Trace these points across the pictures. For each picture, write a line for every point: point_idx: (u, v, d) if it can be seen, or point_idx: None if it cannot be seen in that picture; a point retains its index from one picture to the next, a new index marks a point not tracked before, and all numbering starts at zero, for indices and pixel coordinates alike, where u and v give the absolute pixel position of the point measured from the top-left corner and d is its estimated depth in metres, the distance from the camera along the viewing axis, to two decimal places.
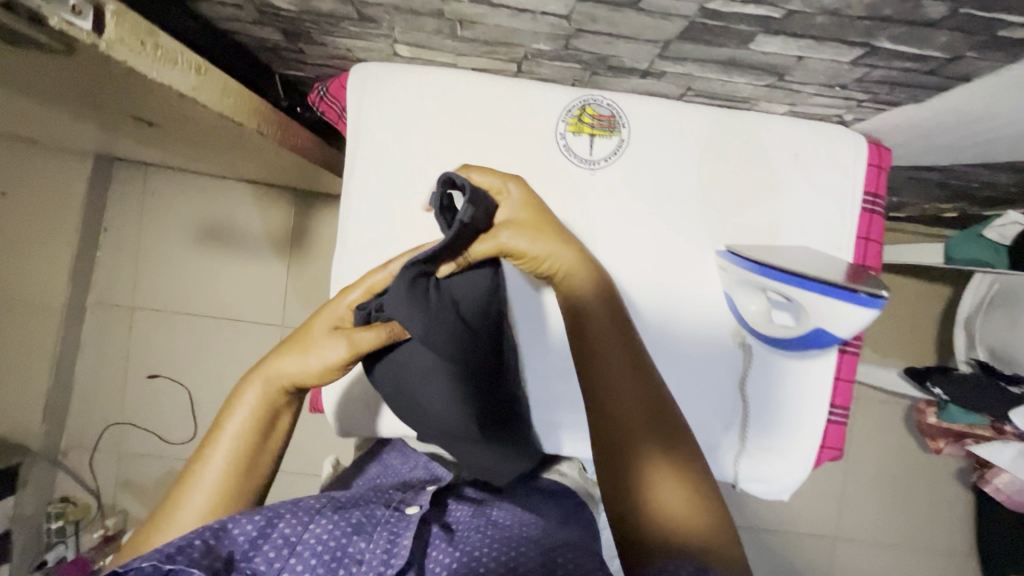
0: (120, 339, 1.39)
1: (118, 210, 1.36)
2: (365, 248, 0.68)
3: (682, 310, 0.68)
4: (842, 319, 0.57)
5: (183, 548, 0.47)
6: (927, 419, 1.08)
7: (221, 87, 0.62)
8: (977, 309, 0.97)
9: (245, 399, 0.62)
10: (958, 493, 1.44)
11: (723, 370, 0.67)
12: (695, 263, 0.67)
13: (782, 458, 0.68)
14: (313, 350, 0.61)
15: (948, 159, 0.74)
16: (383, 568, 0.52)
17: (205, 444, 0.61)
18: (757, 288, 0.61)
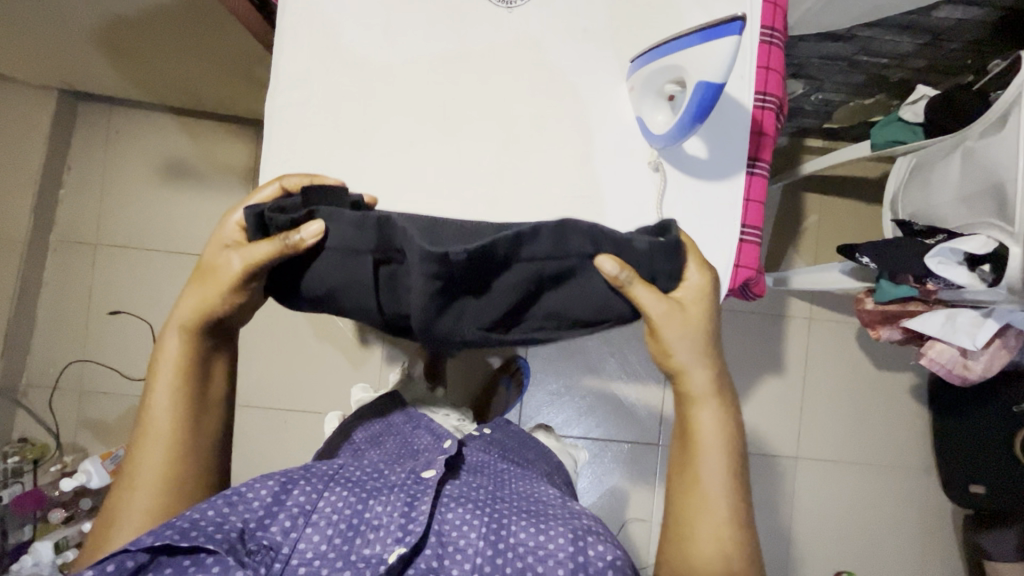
0: (83, 275, 1.40)
1: (83, 148, 1.39)
2: (302, 90, 0.72)
3: (601, 138, 0.72)
4: (703, 61, 0.59)
5: (197, 520, 0.55)
6: (865, 305, 1.11)
7: None
8: (900, 187, 1.02)
9: (168, 349, 0.68)
10: (914, 406, 1.48)
11: (640, 193, 0.71)
12: (611, 93, 0.72)
13: None
14: (214, 277, 0.65)
15: (842, 11, 0.81)
16: (400, 535, 0.58)
17: (147, 410, 0.67)
18: (656, 92, 0.66)
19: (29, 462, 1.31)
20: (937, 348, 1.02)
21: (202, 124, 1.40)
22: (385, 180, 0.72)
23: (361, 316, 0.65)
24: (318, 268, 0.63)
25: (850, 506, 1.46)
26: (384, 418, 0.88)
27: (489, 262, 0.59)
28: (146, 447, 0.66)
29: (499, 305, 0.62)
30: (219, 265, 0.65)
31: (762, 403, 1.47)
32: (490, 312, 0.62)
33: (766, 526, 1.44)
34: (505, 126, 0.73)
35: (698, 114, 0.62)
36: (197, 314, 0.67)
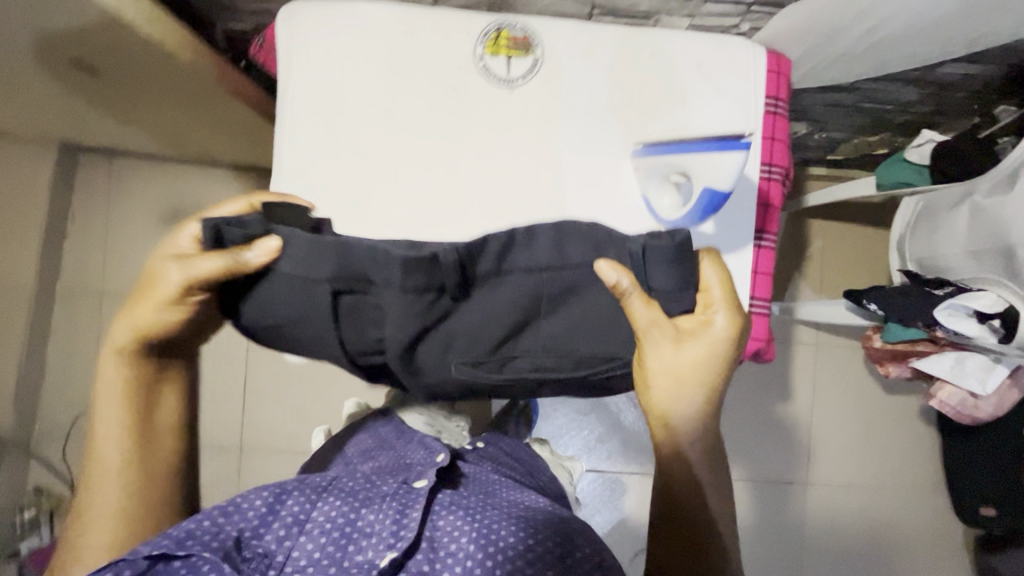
0: (91, 325, 1.40)
1: (85, 198, 1.39)
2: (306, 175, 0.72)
3: (607, 214, 0.71)
4: (714, 170, 0.60)
5: (193, 532, 0.55)
6: (874, 343, 1.11)
7: (148, 10, 0.72)
8: (905, 231, 1.01)
9: (109, 376, 0.66)
10: (922, 429, 1.49)
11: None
12: (614, 170, 0.72)
13: None
14: (155, 286, 0.60)
15: (846, 70, 0.80)
16: (393, 541, 0.59)
17: (95, 440, 0.66)
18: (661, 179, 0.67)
19: (45, 514, 1.32)
20: (946, 391, 1.02)
21: (203, 170, 1.40)
22: None
23: (321, 354, 0.59)
24: (270, 293, 0.57)
25: (861, 530, 1.47)
26: (369, 431, 0.90)
27: (473, 274, 0.57)
28: (105, 481, 0.66)
29: (478, 341, 0.58)
30: (157, 276, 0.60)
31: (770, 431, 1.47)
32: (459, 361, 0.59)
33: (777, 553, 1.45)
34: (509, 204, 0.72)
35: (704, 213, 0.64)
36: (143, 331, 0.63)
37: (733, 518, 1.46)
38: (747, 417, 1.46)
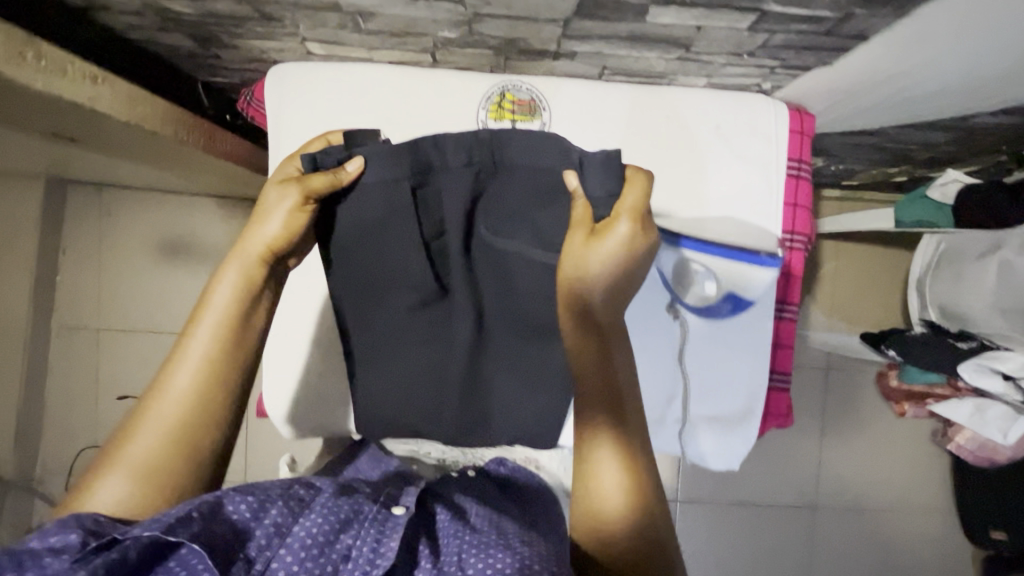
0: (88, 360, 1.37)
1: (76, 231, 1.34)
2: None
3: None
4: (745, 279, 0.64)
5: (182, 521, 0.42)
6: (890, 381, 1.09)
7: (126, 95, 0.67)
8: (925, 270, 0.98)
9: (218, 293, 0.57)
10: (934, 452, 1.47)
11: (661, 346, 0.67)
12: None
13: (727, 430, 0.68)
14: (261, 218, 0.58)
15: (873, 119, 0.75)
16: (371, 570, 0.41)
17: (171, 363, 0.55)
18: (683, 262, 0.64)
19: None
20: (965, 435, 1.00)
21: (195, 201, 1.36)
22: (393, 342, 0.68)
23: (390, 253, 0.63)
24: (352, 201, 0.60)
25: (870, 551, 1.46)
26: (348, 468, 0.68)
27: (501, 157, 0.61)
28: (158, 413, 0.53)
29: (526, 273, 0.64)
30: (268, 197, 0.58)
31: (780, 454, 1.45)
32: (510, 296, 0.66)
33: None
34: None
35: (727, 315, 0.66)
36: (259, 243, 0.58)
37: (741, 542, 1.45)
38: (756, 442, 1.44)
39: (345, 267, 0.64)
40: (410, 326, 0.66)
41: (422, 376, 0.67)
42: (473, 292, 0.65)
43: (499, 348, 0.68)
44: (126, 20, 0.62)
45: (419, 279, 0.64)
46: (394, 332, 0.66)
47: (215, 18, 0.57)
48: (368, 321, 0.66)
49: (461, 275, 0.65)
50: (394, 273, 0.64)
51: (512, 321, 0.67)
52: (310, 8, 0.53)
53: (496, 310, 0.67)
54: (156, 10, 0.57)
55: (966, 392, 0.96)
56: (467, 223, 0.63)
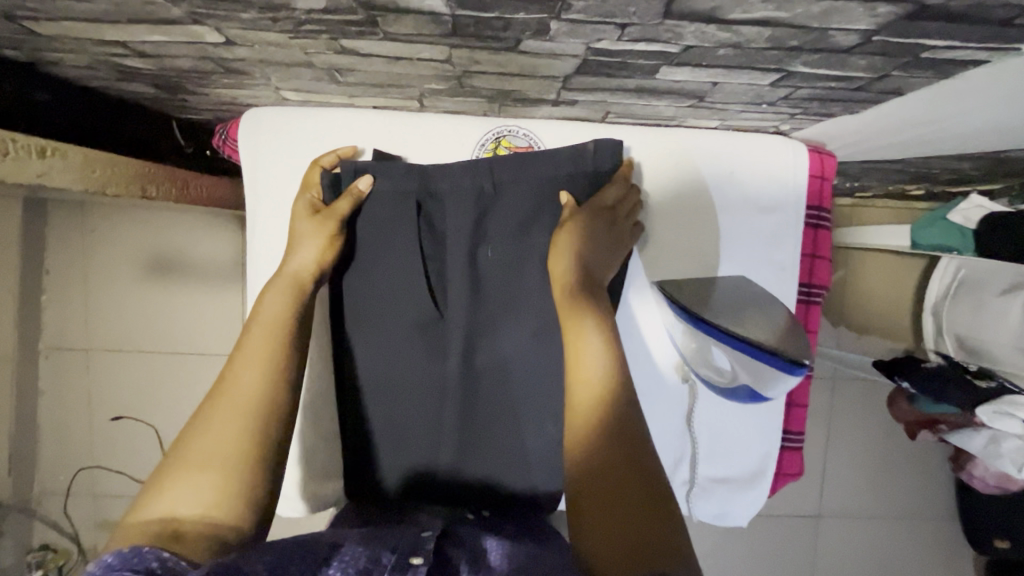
0: (79, 381, 1.34)
1: (58, 251, 1.29)
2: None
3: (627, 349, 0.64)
4: (763, 376, 0.54)
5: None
6: (900, 406, 1.06)
7: (81, 162, 0.65)
8: (944, 298, 0.92)
9: (266, 303, 0.57)
10: (939, 460, 1.45)
11: (668, 408, 0.64)
12: (632, 298, 0.63)
13: (738, 493, 0.66)
14: (293, 247, 0.60)
15: (897, 152, 0.70)
16: None
17: (229, 366, 0.53)
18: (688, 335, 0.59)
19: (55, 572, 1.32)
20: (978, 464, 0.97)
21: (181, 217, 1.31)
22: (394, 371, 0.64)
23: (393, 260, 0.61)
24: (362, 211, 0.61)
25: (871, 558, 1.46)
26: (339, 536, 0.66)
27: (502, 172, 0.60)
28: (216, 414, 0.51)
29: (529, 288, 0.61)
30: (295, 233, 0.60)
31: None
32: (510, 333, 0.62)
33: None
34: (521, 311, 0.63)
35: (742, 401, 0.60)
36: (302, 269, 0.59)
37: (743, 552, 1.45)
38: None
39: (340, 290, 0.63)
40: (408, 341, 0.62)
41: (416, 418, 0.63)
42: (472, 322, 0.62)
43: (495, 389, 0.63)
44: (80, 69, 0.56)
45: (422, 301, 0.61)
46: (387, 367, 0.63)
47: (177, 71, 0.52)
48: (360, 350, 0.63)
49: (462, 301, 0.61)
50: (390, 295, 0.62)
51: (522, 370, 0.62)
52: (282, 64, 0.48)
53: (491, 351, 0.63)
54: (110, 64, 0.51)
55: (980, 423, 0.93)
56: (468, 249, 0.61)
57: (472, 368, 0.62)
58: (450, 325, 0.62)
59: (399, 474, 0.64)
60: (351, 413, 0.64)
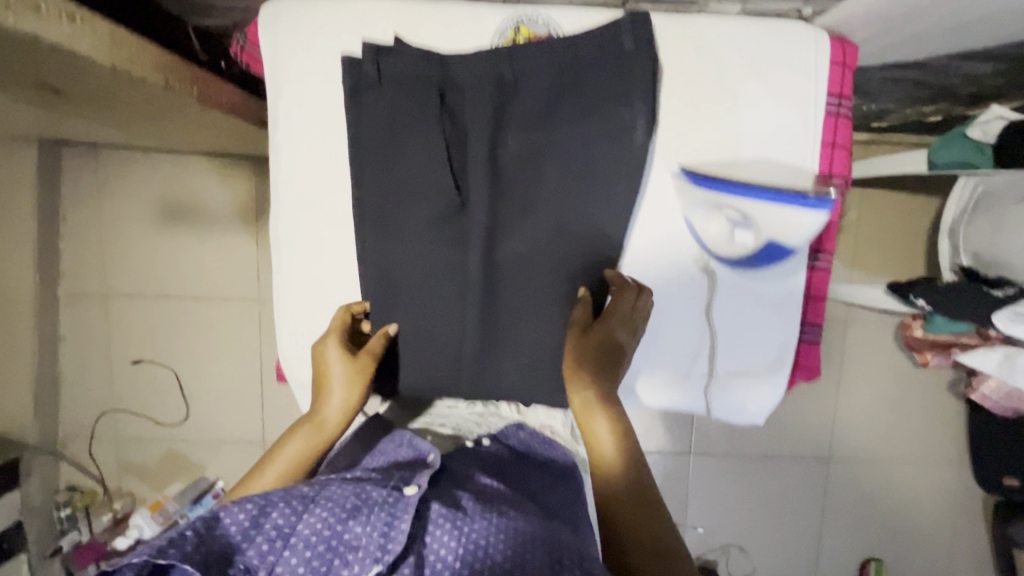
0: (97, 326, 1.36)
1: (73, 196, 1.31)
2: (307, 209, 0.65)
3: (649, 238, 0.65)
4: (793, 227, 0.57)
5: (174, 542, 0.51)
6: (914, 332, 1.07)
7: (107, 37, 0.59)
8: (960, 214, 0.94)
9: (287, 451, 0.64)
10: (952, 404, 1.45)
11: (686, 297, 0.66)
12: (654, 185, 0.63)
13: (752, 385, 0.67)
14: (326, 392, 0.64)
15: (919, 48, 0.69)
16: (379, 555, 0.55)
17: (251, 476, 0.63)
18: (713, 207, 0.60)
19: (81, 510, 1.36)
20: (990, 385, 0.98)
21: (193, 162, 1.31)
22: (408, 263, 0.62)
23: (410, 146, 0.61)
24: (378, 98, 0.61)
25: (880, 501, 1.48)
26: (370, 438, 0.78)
27: (522, 59, 0.60)
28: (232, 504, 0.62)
29: (549, 178, 0.61)
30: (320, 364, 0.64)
31: (795, 408, 1.44)
32: (532, 223, 0.62)
33: (794, 524, 1.48)
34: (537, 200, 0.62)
35: (761, 260, 0.62)
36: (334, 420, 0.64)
37: (752, 494, 1.47)
38: None
39: (360, 178, 0.62)
40: (425, 229, 0.62)
41: (438, 312, 0.63)
42: (492, 211, 0.62)
43: (518, 282, 0.63)
44: None
45: (444, 188, 0.61)
46: (407, 261, 0.62)
47: None
48: (380, 244, 0.62)
49: (484, 190, 0.61)
50: (409, 186, 0.61)
51: (542, 263, 0.62)
52: None
53: (512, 241, 0.62)
54: None
55: (996, 341, 0.93)
56: (489, 138, 0.61)
57: (493, 260, 0.62)
58: (471, 215, 0.62)
59: (422, 367, 0.65)
60: (372, 304, 0.64)
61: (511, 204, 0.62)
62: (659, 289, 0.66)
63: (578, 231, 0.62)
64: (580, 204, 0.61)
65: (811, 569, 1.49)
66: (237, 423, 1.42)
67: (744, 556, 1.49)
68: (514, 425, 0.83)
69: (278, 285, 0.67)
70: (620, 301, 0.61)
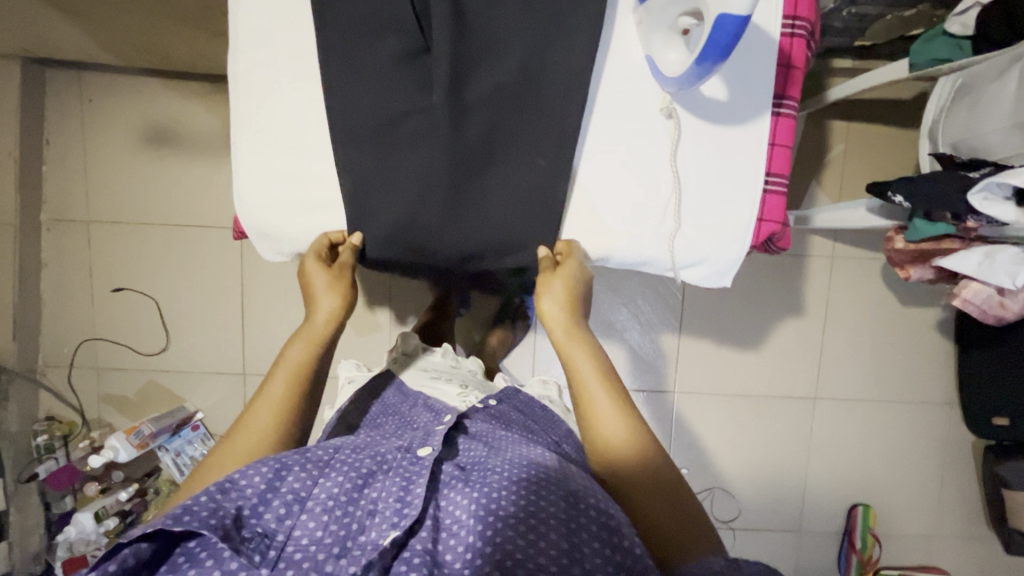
0: (78, 252, 1.36)
1: (58, 120, 1.31)
2: (272, 41, 0.68)
3: (614, 78, 0.68)
4: None
5: (190, 507, 0.51)
6: (895, 245, 1.05)
7: None
8: (940, 112, 0.95)
9: (289, 357, 0.68)
10: (940, 343, 1.43)
11: (652, 143, 0.69)
12: (618, 21, 0.67)
13: (720, 235, 0.71)
14: (316, 298, 0.71)
15: None
16: (397, 518, 0.55)
17: (256, 398, 0.65)
18: (672, 31, 0.61)
19: (59, 439, 1.34)
20: (972, 289, 0.98)
21: (177, 85, 1.32)
22: (375, 96, 0.66)
23: None
24: None
25: (867, 442, 1.46)
26: (377, 401, 0.86)
27: None
28: (241, 433, 0.62)
29: (508, 18, 0.65)
30: (305, 280, 0.71)
31: (782, 345, 1.43)
32: (492, 61, 0.66)
33: (780, 464, 1.46)
34: (495, 34, 0.66)
35: (715, 59, 0.55)
36: (325, 323, 0.70)
37: (739, 434, 1.45)
38: (756, 331, 1.42)
39: (329, 6, 0.64)
40: (395, 65, 0.66)
41: (411, 151, 0.68)
42: (457, 47, 0.65)
43: (486, 118, 0.67)
44: None
45: (407, 22, 0.65)
46: (376, 94, 0.66)
47: None
48: (348, 76, 0.66)
49: (446, 18, 0.64)
50: (372, 16, 0.65)
51: (509, 105, 0.67)
52: None
53: (482, 80, 0.66)
54: None
55: (975, 241, 0.93)
56: None
57: (461, 98, 0.66)
58: (433, 51, 0.66)
59: (394, 210, 0.69)
60: (338, 140, 0.67)
61: (475, 45, 0.66)
62: (628, 132, 0.69)
63: (540, 66, 0.66)
64: (537, 35, 0.65)
65: (798, 512, 1.46)
66: (219, 354, 1.41)
67: (730, 500, 1.46)
68: (513, 387, 0.86)
69: (247, 127, 0.70)
70: (574, 257, 0.70)
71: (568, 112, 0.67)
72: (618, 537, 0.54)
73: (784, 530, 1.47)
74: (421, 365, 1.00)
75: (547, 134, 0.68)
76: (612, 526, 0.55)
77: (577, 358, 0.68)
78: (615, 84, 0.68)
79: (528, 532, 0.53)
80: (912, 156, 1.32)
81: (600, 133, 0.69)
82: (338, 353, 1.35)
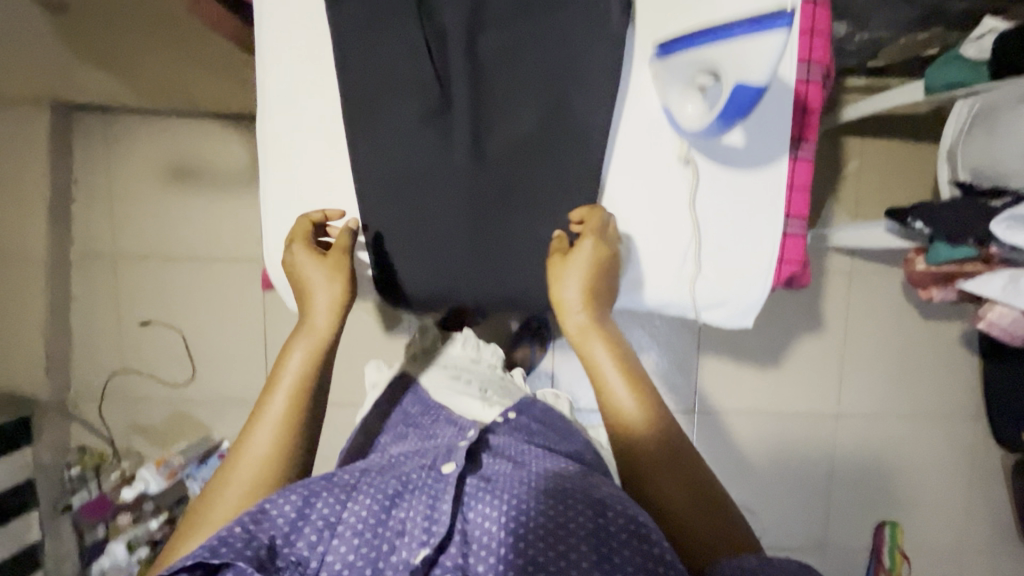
0: (105, 287, 1.39)
1: (84, 160, 1.35)
2: (296, 100, 0.70)
3: (628, 131, 0.69)
4: (755, 59, 0.54)
5: (225, 539, 0.53)
6: (916, 266, 1.03)
7: None
8: (958, 135, 0.94)
9: (289, 370, 0.68)
10: (965, 355, 1.41)
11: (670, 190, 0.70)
12: (634, 76, 0.68)
13: (742, 278, 0.71)
14: (311, 292, 0.69)
15: None
16: (427, 536, 0.56)
17: (254, 418, 0.66)
18: (689, 85, 0.62)
19: (90, 469, 1.40)
20: (996, 312, 0.96)
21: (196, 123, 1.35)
22: (397, 153, 0.68)
23: (399, 37, 0.66)
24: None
25: (891, 457, 1.44)
26: (397, 408, 0.89)
27: None
28: (240, 457, 0.64)
29: (523, 74, 0.67)
30: (299, 266, 0.69)
31: (802, 362, 1.42)
32: (512, 115, 0.68)
33: (802, 481, 1.44)
34: (513, 92, 0.68)
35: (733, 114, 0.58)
36: (323, 333, 0.69)
37: (759, 452, 1.44)
38: (774, 348, 1.41)
39: (353, 74, 0.67)
40: (416, 123, 0.68)
41: (436, 203, 0.70)
42: (474, 103, 0.68)
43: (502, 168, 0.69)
44: None
45: (428, 86, 0.67)
46: (398, 155, 0.69)
47: None
48: (370, 138, 0.68)
49: (464, 74, 0.67)
50: (394, 82, 0.67)
51: (523, 153, 0.69)
52: None
53: (499, 134, 0.68)
54: None
55: (998, 265, 0.92)
56: (467, 33, 0.66)
57: (480, 152, 0.69)
58: (453, 111, 0.68)
59: (419, 262, 0.71)
60: (365, 201, 0.69)
61: (486, 96, 0.68)
62: (642, 183, 0.70)
63: (560, 119, 0.68)
64: (550, 86, 0.67)
65: (822, 528, 1.45)
66: (242, 383, 1.44)
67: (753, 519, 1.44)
68: (528, 396, 0.81)
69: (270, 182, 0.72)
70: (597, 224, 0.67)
71: (586, 162, 0.68)
72: (648, 543, 0.55)
73: (808, 547, 1.45)
74: (440, 360, 0.99)
75: (564, 183, 0.69)
76: (640, 530, 0.56)
77: (593, 345, 0.68)
78: (632, 139, 0.69)
79: (556, 543, 0.55)
80: (928, 169, 1.31)
81: (618, 184, 0.70)
82: (357, 380, 1.37)
